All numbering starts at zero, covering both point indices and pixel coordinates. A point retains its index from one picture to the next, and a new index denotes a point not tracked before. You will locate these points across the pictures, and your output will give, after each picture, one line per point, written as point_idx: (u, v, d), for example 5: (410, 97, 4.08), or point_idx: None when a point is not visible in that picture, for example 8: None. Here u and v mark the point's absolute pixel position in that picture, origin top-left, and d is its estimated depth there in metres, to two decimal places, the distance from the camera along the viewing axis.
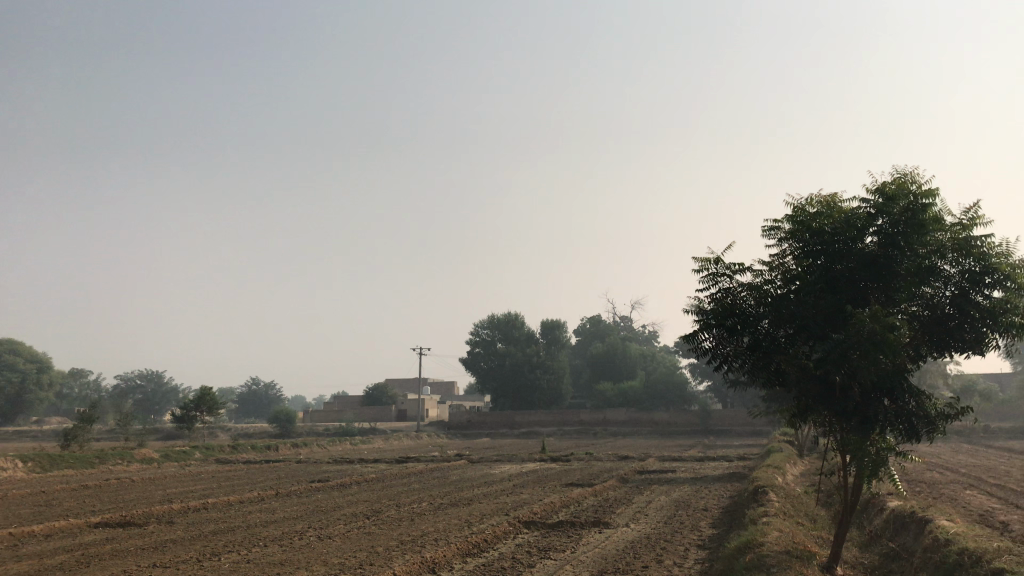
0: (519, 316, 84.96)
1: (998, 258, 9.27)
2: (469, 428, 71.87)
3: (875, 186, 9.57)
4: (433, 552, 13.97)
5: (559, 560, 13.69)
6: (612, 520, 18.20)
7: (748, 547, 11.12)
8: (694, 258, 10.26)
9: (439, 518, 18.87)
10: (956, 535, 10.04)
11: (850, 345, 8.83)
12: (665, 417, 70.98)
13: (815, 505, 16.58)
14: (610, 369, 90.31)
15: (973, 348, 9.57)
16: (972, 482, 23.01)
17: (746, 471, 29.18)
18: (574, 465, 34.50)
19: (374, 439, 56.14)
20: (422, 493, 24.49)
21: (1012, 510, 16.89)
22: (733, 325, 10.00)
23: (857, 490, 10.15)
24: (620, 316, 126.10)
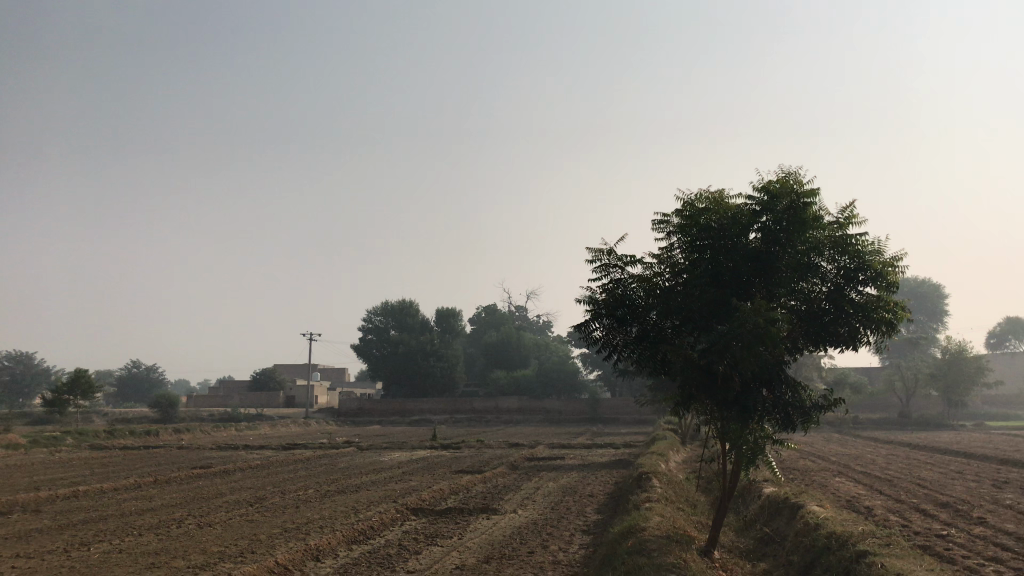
0: (414, 303, 84.30)
1: (871, 257, 9.75)
2: (359, 415, 71.04)
3: (760, 184, 9.90)
4: (318, 540, 13.70)
5: (446, 546, 13.67)
6: (500, 506, 18.30)
7: (631, 532, 11.36)
8: (587, 249, 10.40)
9: (326, 505, 18.58)
10: (825, 520, 10.52)
11: (733, 336, 9.11)
12: (556, 405, 72.02)
13: (695, 491, 17.13)
14: (503, 358, 90.96)
15: (847, 342, 10.02)
16: (841, 470, 24.27)
17: (632, 458, 29.91)
18: (465, 452, 34.60)
19: (261, 425, 54.83)
20: (308, 481, 24.03)
21: (877, 496, 17.87)
22: (623, 315, 10.19)
23: (736, 477, 10.51)
24: (515, 306, 127.03)
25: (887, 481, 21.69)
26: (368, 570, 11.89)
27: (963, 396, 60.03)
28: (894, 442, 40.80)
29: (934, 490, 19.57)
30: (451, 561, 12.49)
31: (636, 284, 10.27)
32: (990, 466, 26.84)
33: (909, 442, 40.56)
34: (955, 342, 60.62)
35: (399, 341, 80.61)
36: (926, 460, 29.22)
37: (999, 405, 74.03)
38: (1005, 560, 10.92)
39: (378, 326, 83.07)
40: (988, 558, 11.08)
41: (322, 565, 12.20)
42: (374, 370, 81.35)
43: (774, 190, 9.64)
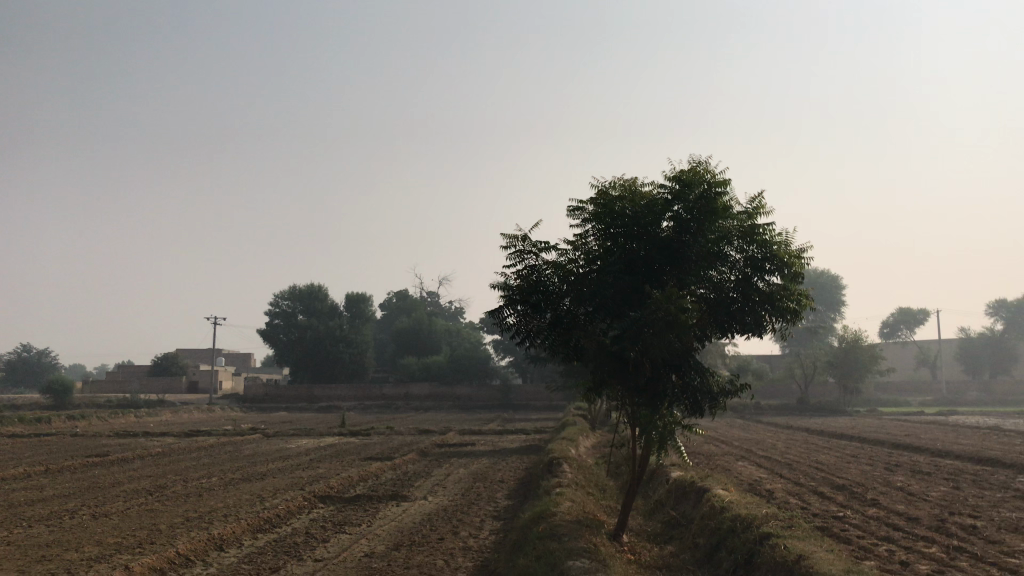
0: (323, 288, 82.64)
1: (777, 247, 9.97)
2: (265, 402, 69.53)
3: (673, 173, 9.98)
4: (221, 529, 13.29)
5: (355, 534, 13.48)
6: (410, 493, 18.15)
7: (542, 517, 11.42)
8: (502, 234, 10.35)
9: (230, 493, 18.08)
10: (730, 503, 10.77)
11: (645, 323, 9.21)
12: (467, 392, 72.01)
13: (605, 476, 17.34)
14: (415, 344, 90.36)
15: (753, 330, 10.26)
16: (743, 454, 25.03)
17: (543, 444, 30.11)
18: (374, 439, 34.19)
19: (162, 411, 53.04)
20: (212, 469, 23.34)
21: (777, 479, 18.46)
22: (537, 301, 10.19)
23: (645, 461, 10.67)
24: (427, 292, 126.23)
25: (787, 465, 22.44)
26: (273, 559, 11.60)
27: (858, 383, 62.69)
28: (794, 427, 42.30)
29: (831, 473, 20.33)
30: (359, 549, 12.28)
31: (551, 270, 10.27)
32: (882, 450, 28.10)
33: (807, 427, 42.11)
34: (851, 331, 63.17)
35: (307, 326, 78.96)
36: (824, 445, 30.38)
37: (890, 392, 77.62)
38: (897, 539, 11.41)
39: (286, 310, 80.90)
40: (882, 537, 11.56)
41: (225, 555, 11.83)
42: (281, 356, 79.59)
43: (687, 179, 9.75)
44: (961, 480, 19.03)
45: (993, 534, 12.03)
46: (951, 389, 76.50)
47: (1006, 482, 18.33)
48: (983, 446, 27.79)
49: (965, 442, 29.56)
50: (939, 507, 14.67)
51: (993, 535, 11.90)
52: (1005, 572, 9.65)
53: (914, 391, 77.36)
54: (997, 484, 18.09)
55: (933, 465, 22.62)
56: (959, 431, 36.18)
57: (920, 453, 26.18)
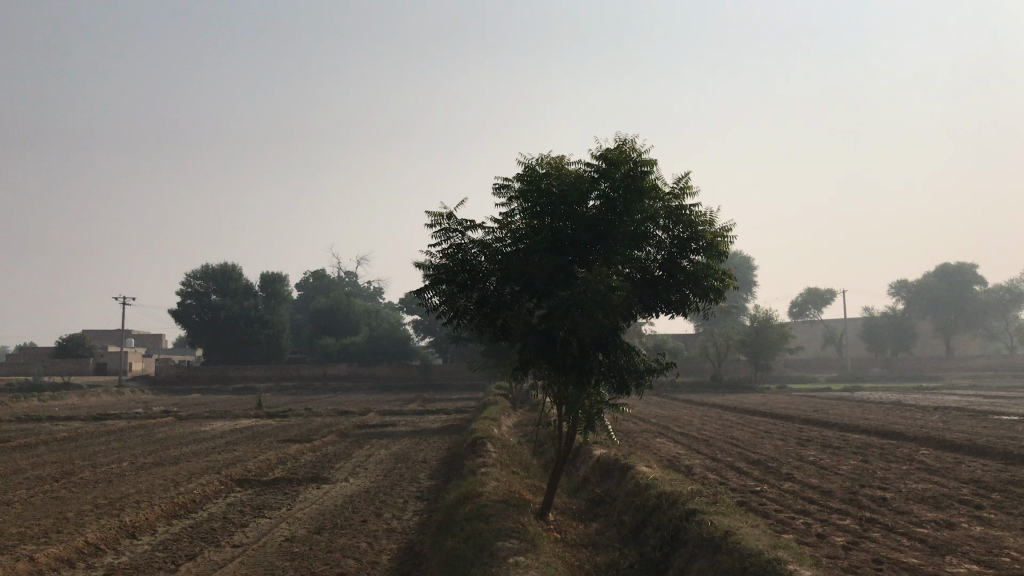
0: (237, 267, 79.82)
1: (702, 226, 10.02)
2: (178, 384, 67.54)
3: (600, 152, 9.93)
4: (133, 516, 12.78)
5: (274, 518, 13.14)
6: (330, 475, 17.83)
7: (467, 497, 11.33)
8: (427, 211, 10.14)
9: (141, 478, 17.45)
10: (655, 480, 10.88)
11: (573, 301, 9.13)
12: (386, 372, 71.47)
13: (529, 455, 17.34)
14: (333, 324, 89.04)
15: (679, 310, 10.28)
16: (661, 431, 25.50)
17: (464, 424, 30.06)
18: (292, 421, 33.53)
19: (68, 395, 50.90)
20: (122, 453, 22.45)
21: (696, 455, 18.82)
22: (463, 280, 9.99)
23: (570, 440, 10.67)
24: (345, 271, 124.41)
25: (704, 441, 22.93)
26: (189, 546, 11.19)
27: (769, 361, 64.63)
28: (708, 404, 43.33)
29: (746, 449, 20.85)
30: (281, 533, 11.98)
31: (477, 248, 10.09)
32: (792, 425, 29.02)
33: (721, 403, 43.21)
34: (763, 310, 64.98)
35: (220, 306, 76.51)
36: (738, 421, 31.19)
37: (798, 369, 80.31)
38: (813, 512, 11.74)
39: (197, 290, 77.67)
40: (798, 510, 11.88)
41: (138, 542, 11.38)
42: (193, 336, 77.15)
43: (613, 157, 9.74)
44: (869, 453, 19.77)
45: (903, 505, 12.49)
46: (856, 366, 79.64)
47: (911, 454, 19.11)
48: (887, 419, 28.97)
49: (870, 417, 30.73)
50: (851, 480, 15.19)
51: (902, 506, 12.37)
52: (917, 541, 10.00)
53: (820, 369, 80.29)
54: (902, 456, 18.83)
55: (842, 439, 23.45)
56: (863, 406, 37.67)
57: (829, 428, 27.15)
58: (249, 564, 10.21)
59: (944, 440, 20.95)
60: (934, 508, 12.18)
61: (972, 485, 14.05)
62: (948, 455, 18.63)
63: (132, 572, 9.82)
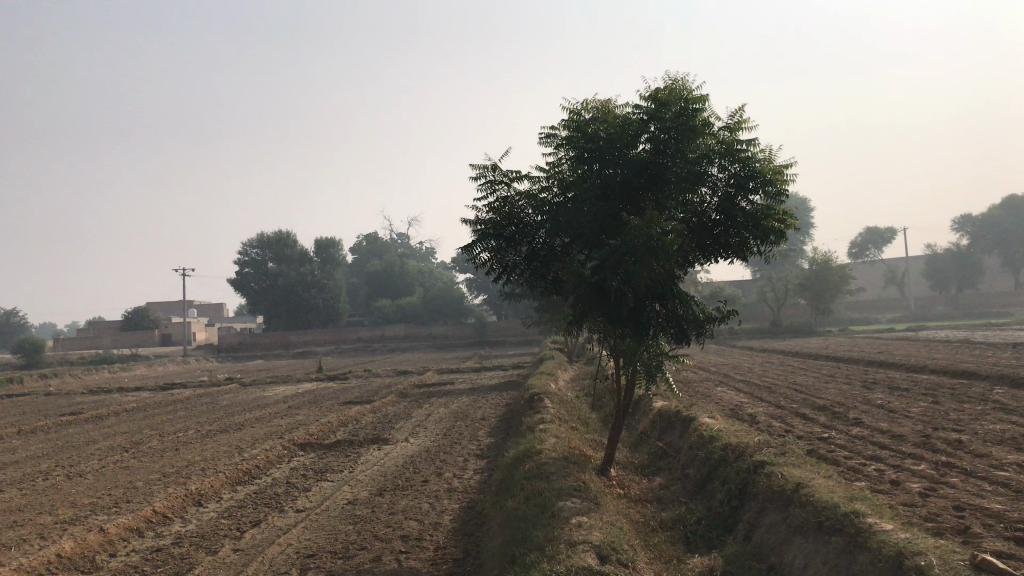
0: (291, 234, 80.33)
1: (762, 163, 9.44)
2: (241, 351, 68.89)
3: (649, 92, 9.46)
4: (199, 483, 12.94)
5: (337, 481, 13.19)
6: (391, 436, 17.88)
7: (527, 455, 11.16)
8: (470, 165, 9.82)
9: (208, 446, 17.73)
10: (719, 431, 10.54)
11: (624, 250, 8.78)
12: (443, 330, 71.89)
13: (588, 410, 17.09)
14: (388, 285, 89.78)
15: (739, 253, 9.79)
16: (723, 380, 25.03)
17: (522, 379, 29.99)
18: (352, 383, 33.88)
19: (137, 366, 52.26)
20: (189, 421, 22.88)
21: (759, 404, 18.38)
22: (512, 234, 9.63)
23: (630, 393, 10.39)
24: (398, 234, 125.28)
25: (766, 388, 22.46)
26: (254, 512, 11.25)
27: (830, 304, 63.25)
28: (768, 350, 42.55)
29: (810, 394, 20.30)
30: (343, 496, 11.99)
31: (524, 200, 9.71)
32: (856, 367, 28.36)
33: (782, 349, 42.45)
34: (821, 252, 63.50)
35: (278, 273, 77.46)
36: (801, 365, 30.58)
37: (861, 310, 78.60)
38: (885, 458, 11.32)
39: (254, 259, 78.57)
40: (869, 457, 11.46)
41: (204, 510, 11.48)
42: (252, 304, 78.38)
43: (663, 97, 9.27)
44: (940, 393, 19.10)
45: (980, 447, 11.97)
46: (920, 305, 77.65)
47: (984, 393, 18.41)
48: (956, 359, 28.06)
49: (939, 356, 29.85)
50: (923, 423, 14.66)
51: (980, 448, 11.85)
52: (999, 486, 9.53)
53: (883, 308, 78.42)
54: (975, 397, 18.13)
55: (911, 380, 22.78)
56: (930, 346, 36.58)
57: (896, 370, 26.43)
58: (312, 529, 10.21)
59: (1019, 377, 20.17)
60: (1014, 450, 11.62)
61: None
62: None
63: (199, 540, 9.87)
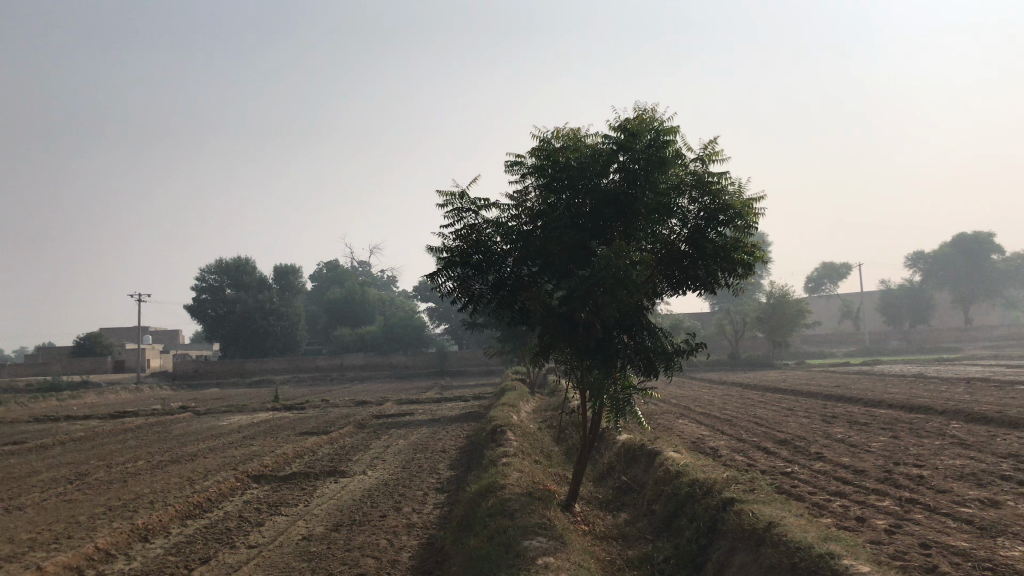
0: (250, 261, 79.60)
1: (732, 196, 9.37)
2: (195, 379, 67.44)
3: (619, 122, 9.39)
4: (147, 517, 12.44)
5: (291, 516, 12.77)
6: (348, 469, 17.42)
7: (489, 491, 10.86)
8: (438, 192, 9.64)
9: (157, 477, 17.12)
10: (686, 467, 10.36)
11: (595, 281, 8.60)
12: (402, 360, 71.13)
13: (550, 443, 16.83)
14: (347, 314, 88.87)
15: (707, 286, 9.70)
16: (684, 412, 24.88)
17: (483, 410, 29.58)
18: (309, 413, 33.25)
19: (87, 393, 50.80)
20: (139, 452, 22.08)
21: (721, 436, 18.27)
22: (479, 263, 9.41)
23: (597, 426, 10.16)
24: (358, 262, 124.68)
25: (727, 421, 22.41)
26: (203, 548, 10.78)
27: (787, 337, 63.83)
28: (728, 383, 42.67)
29: (771, 427, 20.27)
30: (297, 532, 11.58)
31: (492, 228, 9.52)
32: (815, 401, 28.49)
33: (741, 381, 42.65)
34: (778, 286, 64.25)
35: (235, 300, 76.31)
36: (761, 398, 30.65)
37: (817, 344, 79.46)
38: (849, 493, 11.22)
39: (212, 285, 77.44)
40: (833, 492, 11.37)
41: (151, 546, 11.00)
42: (208, 331, 77.01)
43: (633, 127, 9.20)
44: (898, 428, 19.18)
45: (942, 483, 11.95)
46: (874, 340, 78.76)
47: (942, 429, 18.51)
48: (911, 393, 28.36)
49: (895, 390, 30.17)
50: (884, 458, 14.64)
51: (942, 484, 11.82)
52: (964, 523, 9.46)
53: (839, 342, 79.38)
54: (933, 431, 18.22)
55: (868, 414, 22.90)
56: (886, 380, 36.96)
57: (854, 404, 26.60)
58: (264, 566, 9.80)
59: (974, 413, 20.36)
60: (976, 486, 11.60)
61: (1011, 460, 13.48)
62: (980, 428, 18.04)
63: None
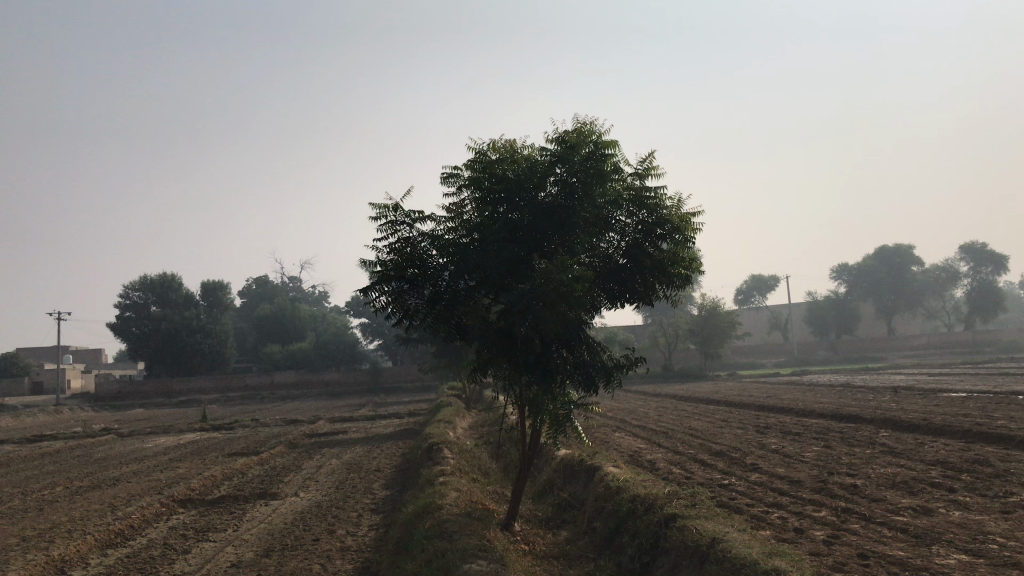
0: (176, 278, 77.60)
1: (669, 210, 9.35)
2: (119, 400, 65.14)
3: (557, 135, 9.29)
4: (63, 548, 11.78)
5: (219, 542, 12.25)
6: (280, 490, 16.87)
7: (426, 511, 10.57)
8: (370, 204, 9.35)
9: (76, 504, 16.31)
10: (626, 482, 10.25)
11: (535, 295, 8.46)
12: (335, 377, 69.95)
13: (488, 459, 16.61)
14: (278, 330, 87.09)
15: (644, 300, 9.66)
16: (620, 425, 24.88)
17: (418, 427, 29.15)
18: (240, 433, 32.34)
19: (2, 416, 48.56)
20: (57, 478, 21.05)
21: (658, 449, 18.28)
22: (413, 276, 9.15)
23: (535, 442, 9.97)
24: (289, 278, 122.73)
25: (662, 433, 22.44)
26: None
27: (718, 349, 64.82)
28: (661, 394, 43.02)
29: (706, 439, 20.39)
30: (225, 558, 11.10)
31: (427, 241, 9.29)
32: (748, 412, 28.87)
33: (674, 393, 43.07)
34: (710, 298, 65.27)
35: (161, 318, 74.14)
36: (695, 410, 30.93)
37: (747, 355, 80.94)
38: (786, 504, 11.27)
39: (136, 302, 75.16)
40: (771, 504, 11.39)
41: None
42: (132, 350, 74.58)
43: (571, 139, 9.12)
44: (829, 437, 19.48)
45: (875, 492, 12.09)
46: (802, 351, 80.70)
47: (871, 437, 18.88)
48: (840, 402, 28.96)
49: (823, 400, 30.76)
50: (817, 467, 14.82)
51: (875, 493, 11.95)
52: (898, 532, 9.53)
53: (768, 353, 81.01)
54: (863, 440, 18.57)
55: (800, 424, 23.24)
56: (814, 390, 37.69)
57: (785, 414, 26.93)
58: None
59: (901, 421, 20.82)
60: (907, 494, 11.79)
61: (939, 467, 13.75)
62: (908, 436, 18.43)
63: None
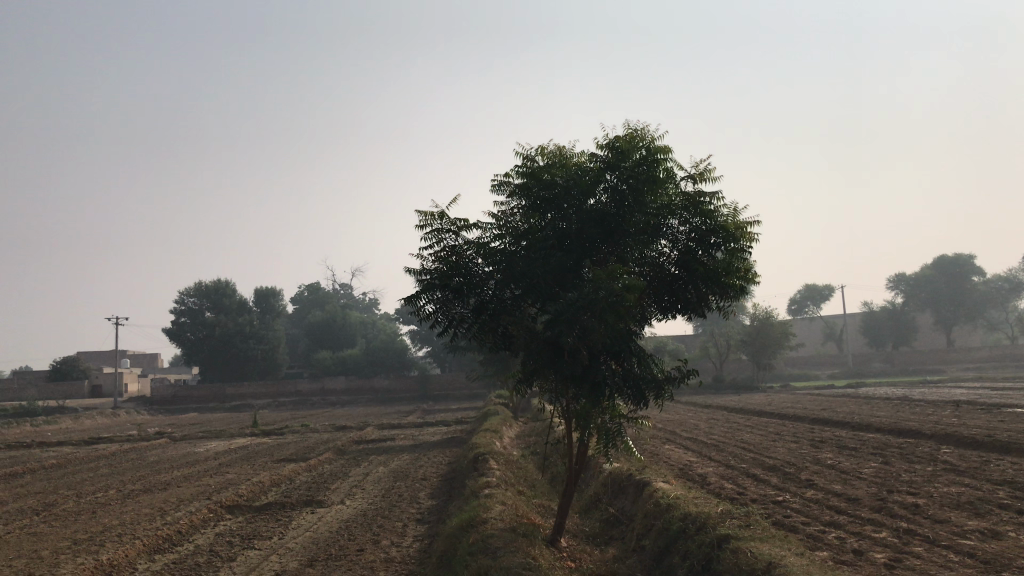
0: (230, 284, 78.93)
1: (724, 218, 9.01)
2: (173, 404, 66.23)
3: (607, 140, 9.06)
4: (111, 553, 11.84)
5: (264, 550, 12.20)
6: (326, 498, 16.82)
7: (471, 525, 10.38)
8: (416, 211, 9.22)
9: (128, 508, 16.47)
10: (677, 500, 9.90)
11: (581, 306, 8.19)
12: (384, 384, 70.34)
13: (534, 472, 16.37)
14: (329, 336, 87.93)
15: (695, 311, 9.33)
16: (669, 438, 24.39)
17: (465, 436, 29.03)
18: (289, 438, 32.61)
19: (62, 418, 49.68)
20: (110, 481, 21.31)
21: (708, 463, 17.83)
22: (458, 286, 8.99)
23: (582, 458, 9.67)
24: (340, 285, 124.11)
25: (713, 447, 21.93)
26: None
27: (771, 358, 63.58)
28: (713, 405, 42.33)
29: (758, 453, 19.91)
30: (270, 567, 11.06)
31: (473, 250, 9.14)
32: (802, 425, 28.16)
33: (726, 404, 42.33)
34: (762, 308, 64.09)
35: (215, 323, 75.31)
36: (747, 422, 30.28)
37: (800, 366, 79.51)
38: (844, 524, 10.79)
39: (191, 308, 76.51)
40: (827, 523, 10.92)
41: None
42: (186, 356, 75.85)
43: (621, 146, 8.90)
44: (888, 453, 18.82)
45: (939, 512, 11.55)
46: (856, 362, 79.00)
47: (932, 454, 18.15)
48: (898, 417, 28.07)
49: (881, 414, 29.86)
50: (876, 485, 14.26)
51: (938, 514, 11.40)
52: (965, 556, 9.03)
53: (822, 365, 79.33)
54: (923, 456, 17.88)
55: (857, 439, 22.51)
56: (871, 403, 36.58)
57: (840, 428, 26.15)
58: None
59: (964, 437, 20.01)
60: (974, 516, 11.21)
61: (1007, 487, 13.10)
62: (971, 453, 17.69)
63: None
